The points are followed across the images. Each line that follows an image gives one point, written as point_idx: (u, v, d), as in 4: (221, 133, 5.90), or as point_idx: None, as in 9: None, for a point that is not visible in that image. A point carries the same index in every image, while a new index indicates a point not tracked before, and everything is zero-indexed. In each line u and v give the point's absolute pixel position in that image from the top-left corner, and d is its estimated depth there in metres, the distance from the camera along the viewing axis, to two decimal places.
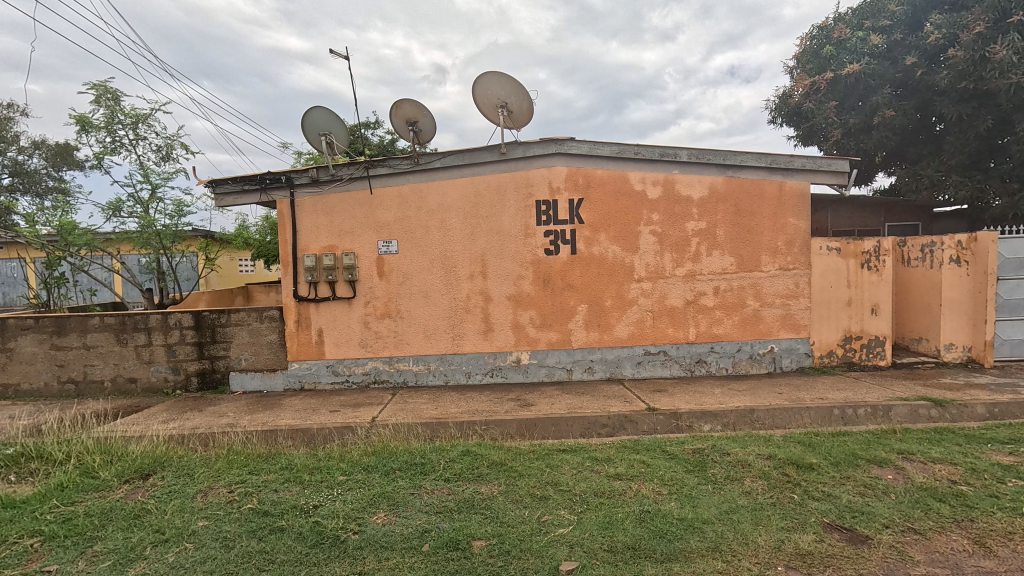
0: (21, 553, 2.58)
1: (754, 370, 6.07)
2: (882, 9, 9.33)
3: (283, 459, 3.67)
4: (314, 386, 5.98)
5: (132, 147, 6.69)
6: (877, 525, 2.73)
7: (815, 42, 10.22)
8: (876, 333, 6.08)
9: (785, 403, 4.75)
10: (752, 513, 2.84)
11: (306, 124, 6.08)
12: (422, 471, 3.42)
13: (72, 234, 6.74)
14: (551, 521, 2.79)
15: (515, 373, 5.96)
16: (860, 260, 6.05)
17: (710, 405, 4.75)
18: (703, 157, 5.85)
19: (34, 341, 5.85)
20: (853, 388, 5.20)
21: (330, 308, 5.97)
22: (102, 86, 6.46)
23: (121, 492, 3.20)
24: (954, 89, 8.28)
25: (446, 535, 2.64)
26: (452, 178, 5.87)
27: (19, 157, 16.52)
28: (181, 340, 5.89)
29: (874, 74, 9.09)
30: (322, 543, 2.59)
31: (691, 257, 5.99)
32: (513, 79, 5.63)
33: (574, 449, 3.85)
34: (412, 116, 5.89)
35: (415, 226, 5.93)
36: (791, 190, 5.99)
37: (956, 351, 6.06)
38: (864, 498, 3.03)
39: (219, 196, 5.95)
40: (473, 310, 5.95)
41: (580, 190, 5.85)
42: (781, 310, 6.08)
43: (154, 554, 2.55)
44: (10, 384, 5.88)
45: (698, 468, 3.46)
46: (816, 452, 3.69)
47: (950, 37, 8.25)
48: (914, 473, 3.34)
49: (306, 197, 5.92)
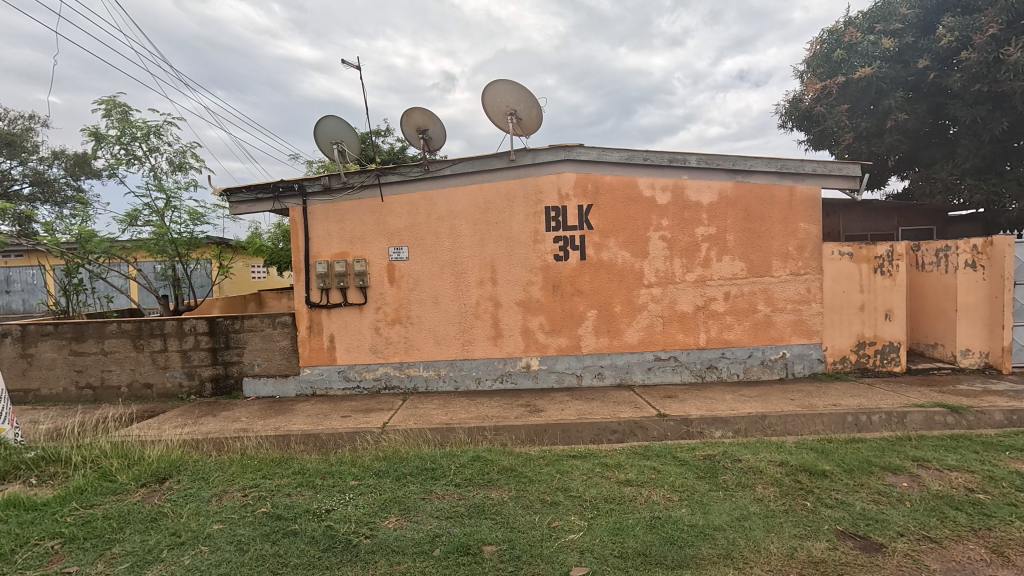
0: (43, 554, 2.64)
1: (766, 375, 6.02)
2: (894, 12, 9.24)
3: (295, 464, 3.70)
4: (325, 391, 6.03)
5: (145, 159, 6.83)
6: (892, 533, 2.70)
7: (826, 46, 10.08)
8: (890, 338, 6.02)
9: (797, 409, 4.71)
10: (764, 520, 2.83)
11: (318, 133, 6.18)
12: (433, 476, 3.44)
13: (91, 242, 6.87)
14: (562, 527, 2.80)
15: (525, 379, 5.97)
16: (872, 265, 6.00)
17: (722, 411, 4.72)
18: (712, 162, 5.85)
19: (54, 347, 5.98)
20: (867, 394, 5.14)
21: (342, 314, 6.03)
22: (112, 101, 6.62)
23: (137, 495, 3.26)
24: (967, 91, 8.23)
25: (456, 540, 2.66)
26: (461, 186, 5.93)
27: (40, 167, 16.92)
28: (195, 346, 5.98)
29: (885, 78, 9.03)
30: (335, 547, 2.62)
31: (701, 262, 5.98)
32: (522, 86, 5.68)
33: (584, 454, 3.85)
34: (423, 124, 5.96)
35: (424, 233, 5.99)
36: (802, 195, 5.97)
37: (973, 357, 5.97)
38: (879, 505, 3.00)
39: (233, 204, 6.06)
40: (483, 315, 5.98)
41: (589, 196, 5.87)
42: (793, 315, 6.04)
43: (170, 557, 2.59)
44: (30, 389, 6.00)
45: (709, 475, 3.44)
46: (829, 459, 3.65)
47: (963, 40, 8.18)
48: (929, 480, 3.30)
49: (318, 205, 6.01)
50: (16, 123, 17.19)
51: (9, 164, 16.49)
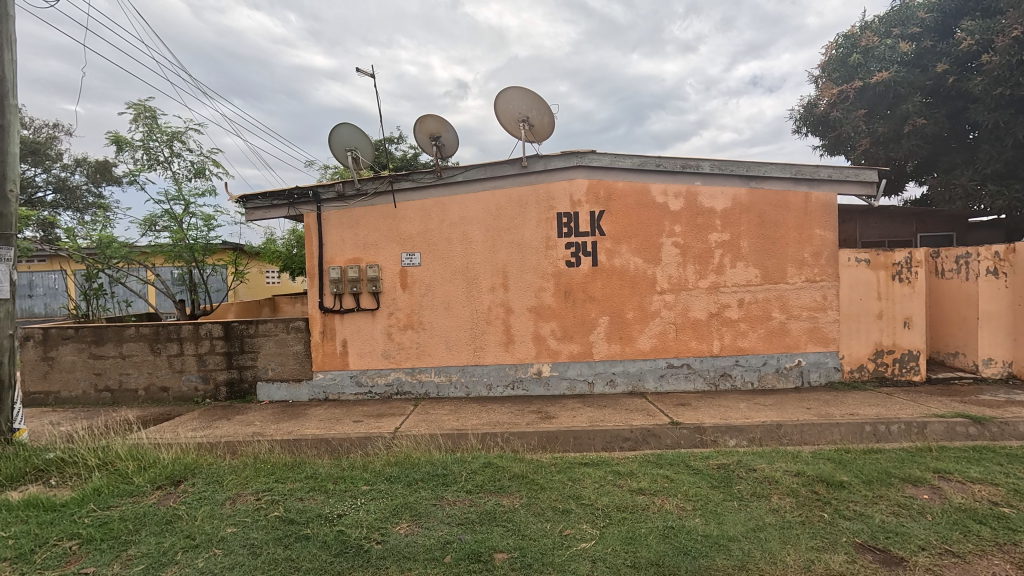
0: (61, 555, 2.69)
1: (781, 384, 5.94)
2: (911, 16, 9.14)
3: (308, 468, 3.73)
4: (338, 396, 6.07)
5: (167, 163, 6.97)
6: (912, 547, 2.64)
7: (841, 50, 10.04)
8: (909, 347, 5.90)
9: (814, 419, 4.62)
10: (780, 532, 2.78)
11: (334, 139, 6.26)
12: (445, 482, 3.44)
13: (111, 247, 7.01)
14: (574, 535, 2.78)
15: (536, 385, 5.96)
16: (890, 272, 5.90)
17: (736, 420, 4.66)
18: (726, 168, 5.81)
19: (74, 350, 6.09)
20: (885, 404, 5.04)
21: (354, 319, 6.07)
22: (141, 105, 6.78)
23: (153, 498, 3.30)
24: (989, 95, 8.07)
25: (467, 547, 2.65)
26: (474, 192, 5.96)
27: (63, 174, 17.35)
28: (211, 350, 6.06)
29: (903, 82, 8.91)
30: (346, 552, 2.62)
31: (715, 269, 5.93)
32: (535, 94, 5.69)
33: (596, 462, 3.82)
34: (435, 131, 6.00)
35: (437, 239, 6.02)
36: (818, 201, 5.89)
37: (996, 366, 5.83)
38: (898, 518, 2.93)
39: (250, 210, 6.15)
40: (495, 321, 5.98)
41: (601, 202, 5.86)
42: (808, 323, 5.95)
43: (185, 559, 2.62)
44: (51, 391, 6.12)
45: (723, 484, 3.39)
46: (847, 469, 3.58)
47: (983, 43, 8.06)
48: (951, 493, 3.22)
49: (332, 212, 6.08)
50: (40, 132, 17.64)
51: (33, 171, 16.92)
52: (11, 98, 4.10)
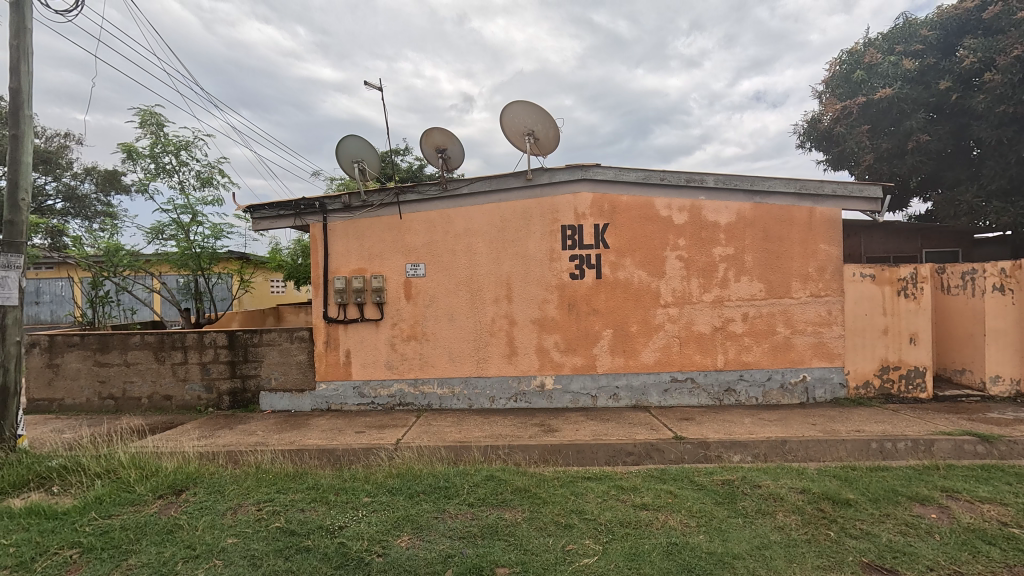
0: (61, 564, 2.68)
1: (786, 400, 5.89)
2: (914, 33, 9.31)
3: (309, 479, 3.71)
4: (340, 407, 6.06)
5: (174, 173, 7.05)
6: (919, 567, 2.60)
7: (844, 67, 10.24)
8: (915, 364, 5.86)
9: (820, 435, 4.58)
10: (785, 550, 2.74)
11: (340, 150, 6.33)
12: (446, 495, 3.42)
13: (117, 255, 7.07)
14: (576, 551, 2.75)
15: (539, 398, 5.93)
16: (896, 287, 5.88)
17: (741, 435, 4.62)
18: (730, 183, 5.83)
19: (79, 357, 6.12)
20: (892, 421, 4.98)
21: (358, 329, 6.08)
22: (149, 115, 6.87)
23: (154, 507, 3.29)
24: (993, 112, 8.07)
25: (469, 561, 2.62)
26: (479, 204, 6.00)
27: (72, 183, 17.57)
28: (215, 359, 6.08)
29: (907, 99, 8.93)
30: (346, 565, 2.61)
31: (719, 283, 5.93)
32: (540, 108, 5.76)
33: (599, 476, 3.80)
34: (441, 143, 6.07)
35: (441, 251, 6.05)
36: (822, 216, 5.89)
37: (1004, 384, 5.77)
38: (906, 537, 2.89)
39: (256, 220, 6.20)
40: (498, 333, 5.98)
41: (605, 215, 5.89)
42: (813, 338, 5.92)
43: (185, 570, 2.61)
44: (55, 398, 6.14)
45: (727, 500, 3.36)
46: (853, 487, 3.54)
47: (986, 61, 8.13)
48: (960, 513, 3.17)
49: (338, 222, 6.13)
50: (52, 141, 17.85)
51: (44, 179, 17.16)
52: (25, 108, 4.17)
